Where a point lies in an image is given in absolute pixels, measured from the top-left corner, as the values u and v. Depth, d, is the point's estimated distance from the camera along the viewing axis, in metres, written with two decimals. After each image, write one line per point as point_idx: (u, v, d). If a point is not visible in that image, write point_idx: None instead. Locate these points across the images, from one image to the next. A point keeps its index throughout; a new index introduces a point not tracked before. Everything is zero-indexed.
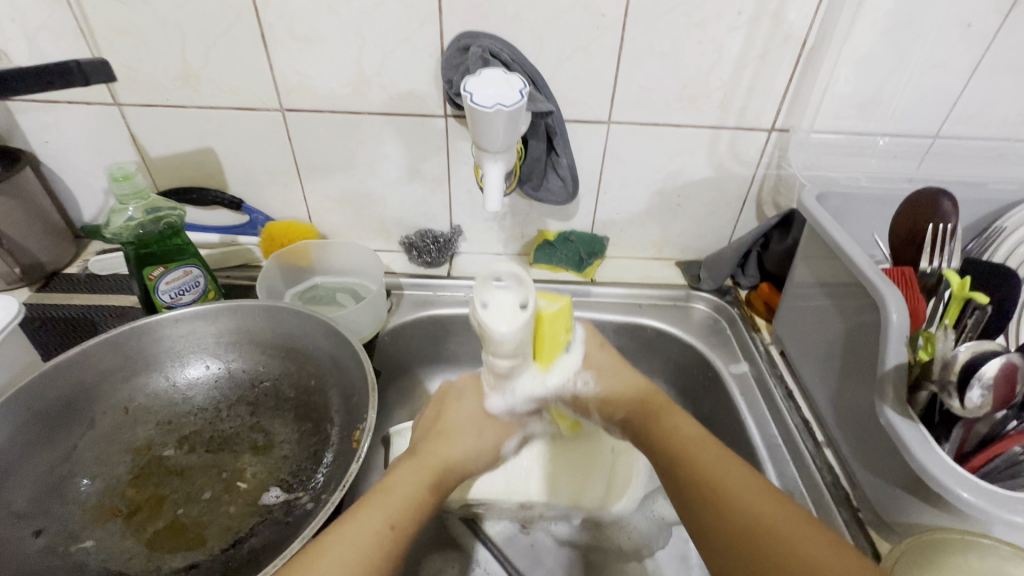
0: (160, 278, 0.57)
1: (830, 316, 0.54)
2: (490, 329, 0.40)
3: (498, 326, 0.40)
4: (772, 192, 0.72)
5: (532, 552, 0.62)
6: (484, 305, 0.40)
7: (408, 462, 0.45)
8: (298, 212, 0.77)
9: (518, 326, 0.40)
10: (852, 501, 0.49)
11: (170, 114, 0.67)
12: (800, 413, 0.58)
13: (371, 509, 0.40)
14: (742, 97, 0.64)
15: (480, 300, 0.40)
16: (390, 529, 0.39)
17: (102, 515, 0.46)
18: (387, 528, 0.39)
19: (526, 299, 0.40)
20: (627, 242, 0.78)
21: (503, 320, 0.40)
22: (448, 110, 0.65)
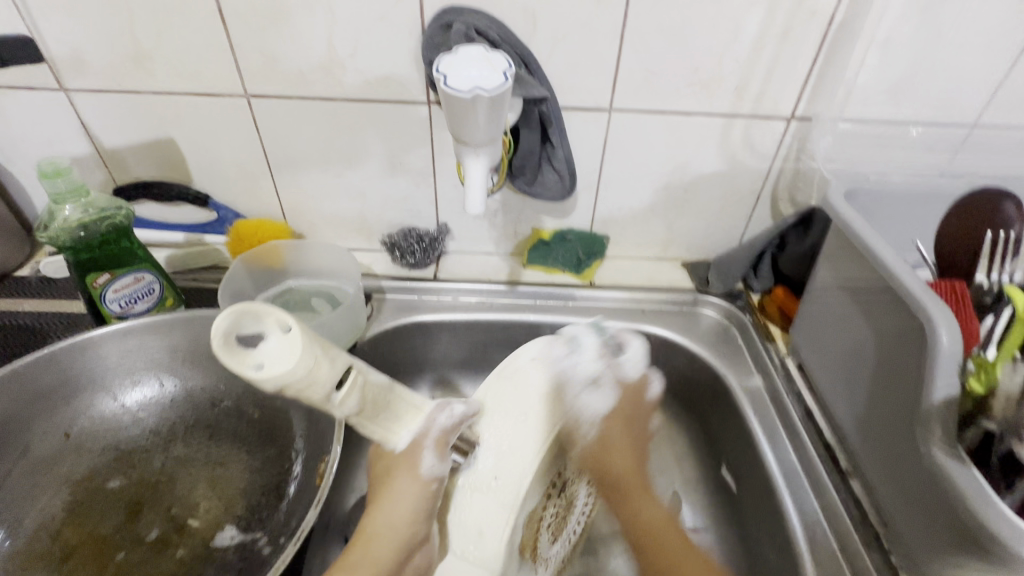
0: (105, 285, 0.51)
1: (856, 325, 0.48)
2: (286, 378, 0.24)
3: (293, 365, 0.24)
4: (789, 187, 0.66)
5: None
6: (254, 364, 0.24)
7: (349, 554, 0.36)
8: (271, 208, 0.71)
9: (310, 346, 0.25)
10: (883, 543, 0.44)
11: (123, 101, 0.60)
12: (822, 437, 0.52)
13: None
14: (759, 82, 0.57)
15: (247, 364, 0.24)
16: None
17: (31, 560, 0.41)
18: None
19: (281, 321, 0.25)
20: (630, 241, 0.72)
21: (288, 360, 0.24)
22: (431, 96, 0.59)
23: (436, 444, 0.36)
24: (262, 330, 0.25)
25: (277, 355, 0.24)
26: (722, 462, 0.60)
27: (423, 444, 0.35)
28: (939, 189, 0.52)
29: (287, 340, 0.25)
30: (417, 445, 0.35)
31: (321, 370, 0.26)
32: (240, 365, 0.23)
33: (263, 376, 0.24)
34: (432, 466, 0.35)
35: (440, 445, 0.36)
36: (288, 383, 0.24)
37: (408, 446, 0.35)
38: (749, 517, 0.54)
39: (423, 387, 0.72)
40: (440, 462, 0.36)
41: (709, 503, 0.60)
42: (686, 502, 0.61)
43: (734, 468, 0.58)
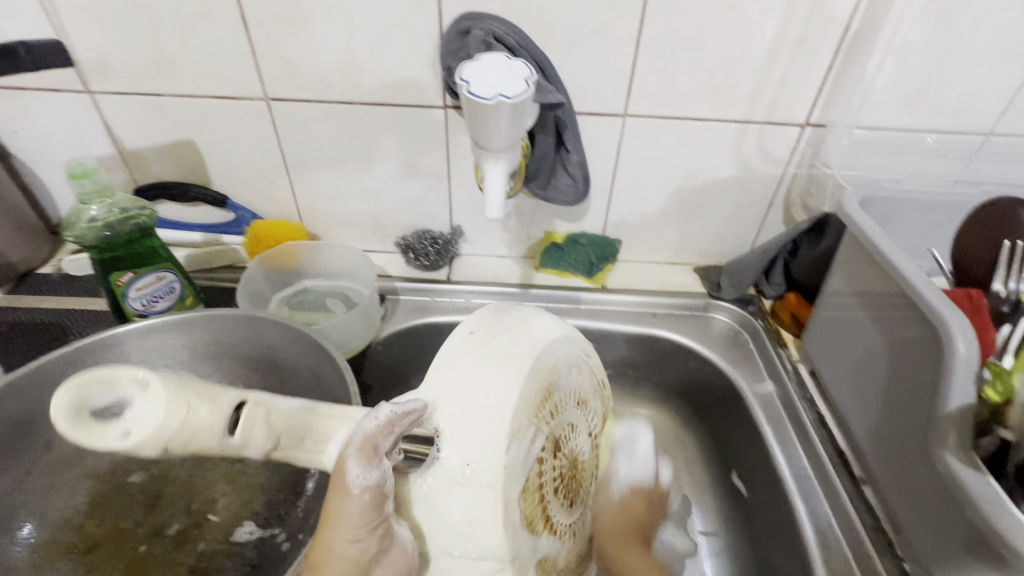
0: (128, 284, 0.52)
1: (869, 332, 0.48)
2: (156, 438, 0.23)
3: (160, 423, 0.23)
4: (802, 193, 0.66)
5: None
6: (117, 433, 0.23)
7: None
8: (288, 209, 0.72)
9: (176, 398, 0.24)
10: (896, 551, 0.44)
11: (146, 103, 0.62)
12: (834, 443, 0.52)
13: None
14: (774, 89, 0.57)
15: (110, 437, 0.23)
16: None
17: (55, 551, 0.42)
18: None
19: (136, 380, 0.24)
20: (642, 245, 0.72)
21: (153, 419, 0.23)
22: (447, 100, 0.60)
23: (363, 454, 0.29)
24: (120, 394, 0.24)
25: (141, 417, 0.23)
26: (732, 467, 0.60)
27: (343, 454, 0.29)
28: (954, 197, 0.52)
29: (149, 398, 0.24)
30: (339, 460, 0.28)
31: (194, 421, 0.24)
32: (103, 440, 0.23)
33: (131, 442, 0.23)
34: (357, 479, 0.28)
35: (369, 453, 0.29)
36: (160, 441, 0.23)
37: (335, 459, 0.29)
38: (760, 522, 0.54)
39: None
40: (369, 473, 0.28)
41: (719, 507, 0.60)
42: (697, 505, 0.62)
43: (744, 473, 0.58)
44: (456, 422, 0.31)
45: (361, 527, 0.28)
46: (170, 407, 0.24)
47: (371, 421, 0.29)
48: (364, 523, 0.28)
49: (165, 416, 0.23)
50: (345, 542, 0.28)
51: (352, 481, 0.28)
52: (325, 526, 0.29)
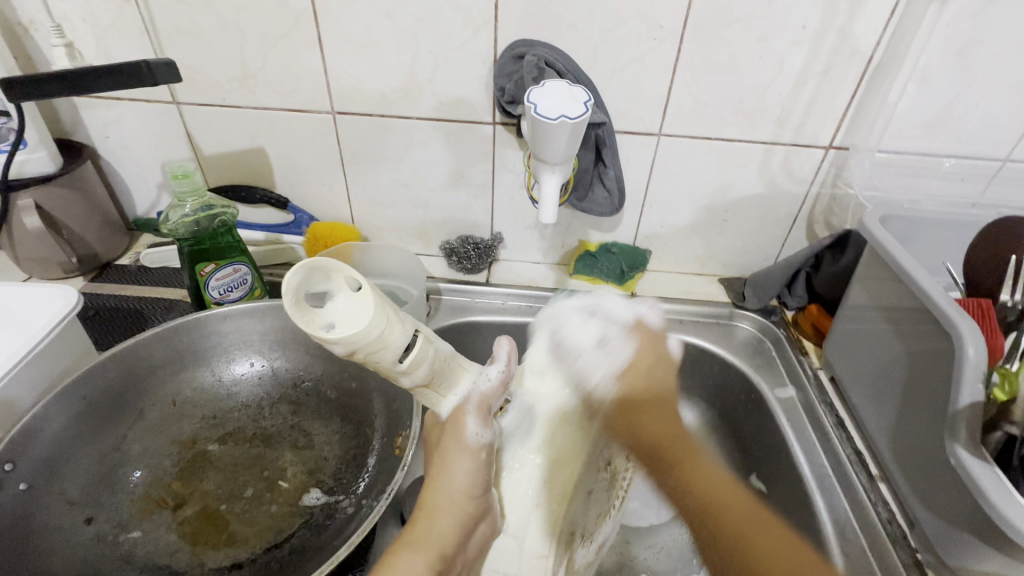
0: (211, 274, 0.58)
1: (890, 341, 0.51)
2: (351, 337, 0.28)
3: (360, 327, 0.28)
4: (825, 211, 0.70)
5: None
6: (328, 322, 0.28)
7: (414, 536, 0.36)
8: (342, 213, 0.78)
9: (378, 311, 0.29)
10: (911, 541, 0.47)
11: (225, 114, 0.68)
12: (852, 444, 0.55)
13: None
14: (800, 114, 0.62)
15: (319, 325, 0.28)
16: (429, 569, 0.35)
17: (148, 506, 0.47)
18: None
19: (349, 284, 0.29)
20: (670, 256, 0.77)
21: (356, 322, 0.28)
22: (497, 117, 0.65)
23: (477, 410, 0.38)
24: (331, 286, 0.29)
25: (343, 317, 0.28)
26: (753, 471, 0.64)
27: (465, 410, 0.38)
28: (969, 218, 0.56)
29: (359, 302, 0.29)
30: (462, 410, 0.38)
31: (380, 335, 0.29)
32: (314, 326, 0.27)
33: (332, 336, 0.28)
34: (476, 433, 0.38)
35: (483, 410, 0.39)
36: (352, 342, 0.28)
37: (452, 411, 0.38)
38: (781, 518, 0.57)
39: None
40: (482, 428, 0.38)
41: None
42: None
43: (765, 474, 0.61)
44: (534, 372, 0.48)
45: (477, 480, 0.38)
46: (370, 318, 0.28)
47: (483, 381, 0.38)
48: (478, 478, 0.38)
49: (366, 325, 0.28)
50: (463, 492, 0.38)
51: (471, 434, 0.38)
52: (443, 477, 0.38)
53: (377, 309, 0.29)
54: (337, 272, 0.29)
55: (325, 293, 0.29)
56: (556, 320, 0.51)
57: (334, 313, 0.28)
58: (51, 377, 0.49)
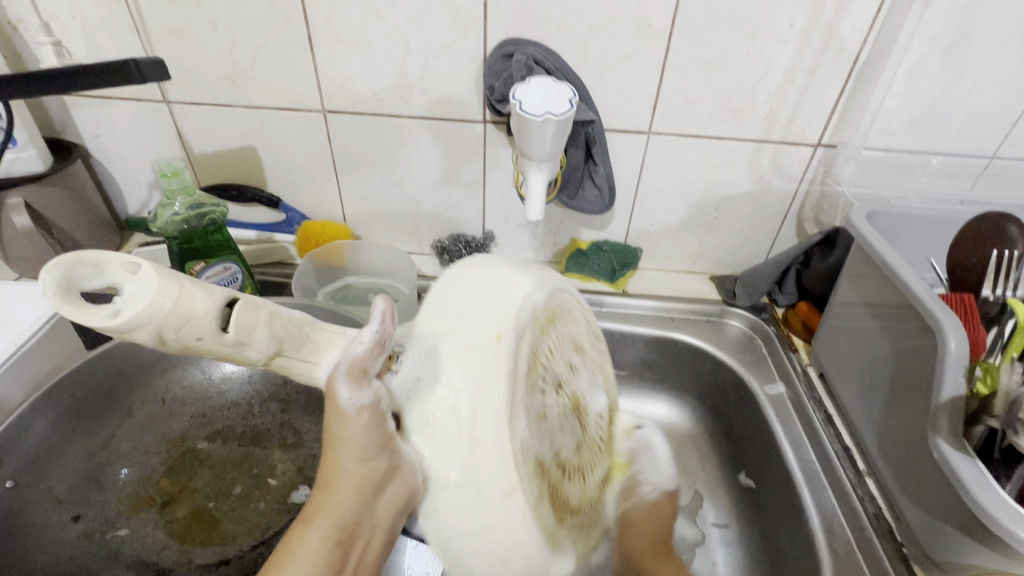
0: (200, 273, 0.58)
1: (876, 337, 0.52)
2: (142, 320, 0.22)
3: (147, 301, 0.22)
4: (814, 208, 0.70)
5: None
6: (106, 312, 0.22)
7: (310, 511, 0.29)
8: (334, 211, 0.78)
9: (163, 278, 0.23)
10: (896, 535, 0.47)
11: (216, 113, 0.68)
12: (840, 439, 0.56)
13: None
14: (789, 111, 0.62)
15: (100, 315, 0.22)
16: (328, 538, 0.29)
17: (136, 503, 0.47)
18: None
19: (128, 264, 0.23)
20: (661, 254, 0.77)
21: (143, 300, 0.22)
22: (487, 115, 0.65)
23: (351, 375, 0.29)
24: (107, 276, 0.23)
25: (133, 297, 0.22)
26: (741, 469, 0.64)
27: (334, 371, 0.29)
28: (955, 215, 0.56)
29: (139, 282, 0.23)
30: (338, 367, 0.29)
31: (191, 317, 0.23)
32: (93, 317, 0.21)
33: (120, 323, 0.22)
34: (349, 400, 0.29)
35: (355, 371, 0.29)
36: (141, 325, 0.22)
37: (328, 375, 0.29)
38: (769, 513, 0.58)
39: None
40: (359, 393, 0.29)
41: (731, 502, 0.64)
42: (709, 497, 0.65)
43: (754, 470, 0.62)
44: (451, 306, 0.33)
45: (370, 442, 0.29)
46: (164, 294, 0.22)
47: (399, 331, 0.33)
48: (369, 440, 0.29)
49: (151, 305, 0.22)
50: (357, 455, 0.29)
51: (343, 400, 0.29)
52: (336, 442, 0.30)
53: (172, 279, 0.23)
54: (113, 258, 0.23)
55: (109, 285, 0.23)
56: (473, 264, 0.36)
57: (119, 301, 0.22)
58: (29, 383, 0.48)
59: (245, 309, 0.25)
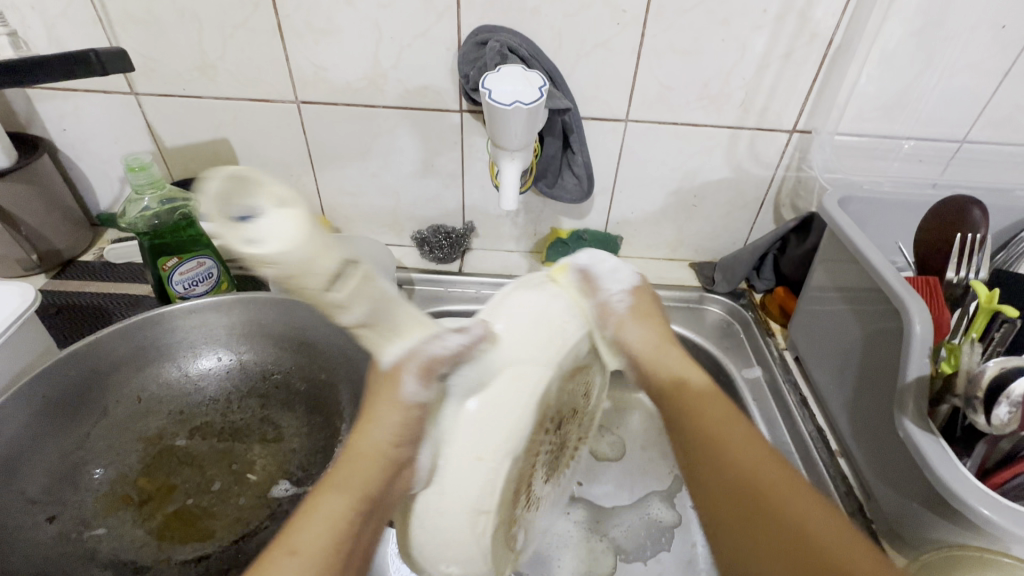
0: (173, 269, 0.57)
1: (847, 321, 0.53)
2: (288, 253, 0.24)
3: (295, 236, 0.24)
4: (790, 194, 0.71)
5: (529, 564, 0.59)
6: (243, 237, 0.23)
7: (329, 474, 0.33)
8: (312, 204, 0.77)
9: (307, 228, 0.24)
10: (865, 513, 0.48)
11: (186, 104, 0.67)
12: (814, 421, 0.57)
13: (282, 534, 0.30)
14: (764, 97, 0.62)
15: (239, 237, 0.24)
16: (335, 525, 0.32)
17: (113, 503, 0.47)
18: (293, 550, 0.29)
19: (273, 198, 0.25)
20: (641, 241, 0.77)
21: (286, 239, 0.24)
22: (463, 105, 0.65)
23: (422, 369, 0.32)
24: (254, 201, 0.24)
25: (271, 230, 0.24)
26: None
27: (407, 363, 0.32)
28: (925, 198, 0.57)
29: (279, 212, 0.24)
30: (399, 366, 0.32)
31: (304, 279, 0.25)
32: (232, 240, 0.23)
33: (262, 253, 0.23)
34: (413, 393, 0.32)
35: (426, 371, 0.32)
36: (283, 266, 0.24)
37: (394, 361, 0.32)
38: None
39: None
40: (423, 388, 0.32)
41: None
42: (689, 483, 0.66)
43: None
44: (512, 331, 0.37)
45: (405, 424, 0.33)
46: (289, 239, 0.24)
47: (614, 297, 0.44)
48: (406, 423, 0.33)
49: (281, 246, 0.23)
50: (385, 435, 0.33)
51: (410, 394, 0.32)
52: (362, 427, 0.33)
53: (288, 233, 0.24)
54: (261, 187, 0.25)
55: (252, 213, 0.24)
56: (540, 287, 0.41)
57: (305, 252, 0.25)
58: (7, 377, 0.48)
59: (359, 289, 0.28)
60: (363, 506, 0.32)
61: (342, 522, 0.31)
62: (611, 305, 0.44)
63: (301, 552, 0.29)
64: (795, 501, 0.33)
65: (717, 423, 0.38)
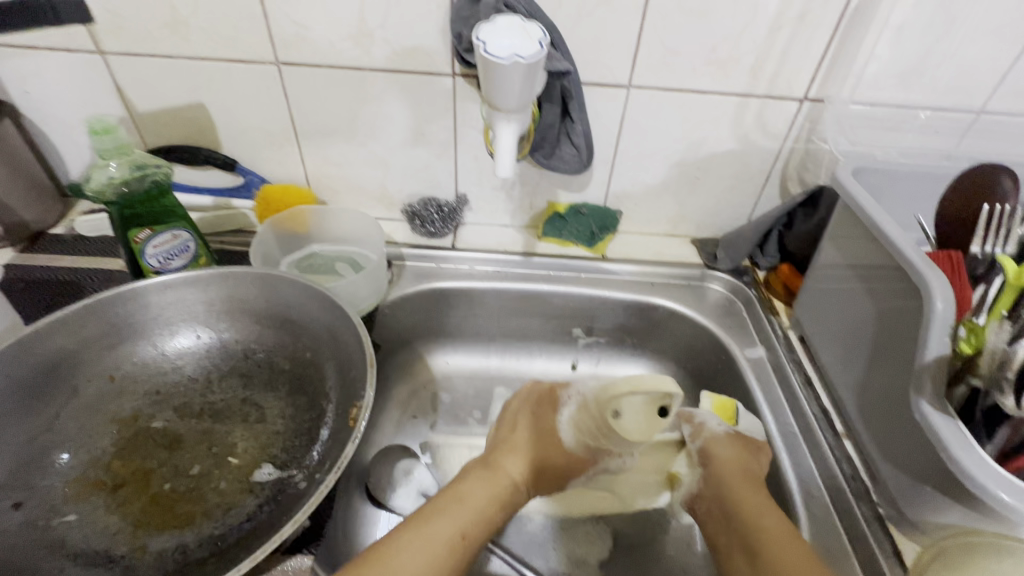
0: (146, 241, 0.54)
1: (859, 300, 0.51)
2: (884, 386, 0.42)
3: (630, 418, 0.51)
4: (798, 167, 0.68)
5: (521, 548, 0.58)
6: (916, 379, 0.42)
7: (490, 480, 0.50)
8: (296, 174, 0.73)
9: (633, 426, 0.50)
10: (874, 496, 0.47)
11: (157, 64, 0.62)
12: (819, 402, 0.55)
13: (447, 519, 0.44)
14: (775, 63, 0.59)
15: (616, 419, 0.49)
16: (462, 537, 0.44)
17: (85, 487, 0.44)
18: (460, 538, 0.44)
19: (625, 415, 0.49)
20: (642, 216, 0.74)
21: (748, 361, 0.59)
22: (456, 68, 0.61)
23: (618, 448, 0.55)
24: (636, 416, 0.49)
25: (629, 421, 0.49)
26: None
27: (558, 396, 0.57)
28: (942, 170, 0.54)
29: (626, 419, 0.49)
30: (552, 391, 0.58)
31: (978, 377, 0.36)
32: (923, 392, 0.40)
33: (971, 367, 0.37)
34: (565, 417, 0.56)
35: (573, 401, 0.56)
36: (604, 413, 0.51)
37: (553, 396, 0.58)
38: None
39: (438, 353, 0.75)
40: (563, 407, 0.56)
41: None
42: None
43: None
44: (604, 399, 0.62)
45: (551, 445, 0.54)
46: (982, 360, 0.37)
47: (712, 421, 0.54)
48: (542, 447, 0.54)
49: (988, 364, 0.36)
50: (529, 458, 0.53)
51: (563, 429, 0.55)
52: (518, 450, 0.53)
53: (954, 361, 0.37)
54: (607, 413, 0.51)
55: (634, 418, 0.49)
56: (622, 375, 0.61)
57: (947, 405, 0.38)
58: None
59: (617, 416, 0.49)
60: (523, 490, 0.52)
61: (481, 512, 0.46)
62: (706, 425, 0.54)
63: (466, 533, 0.44)
64: (768, 516, 0.44)
65: (751, 492, 0.47)
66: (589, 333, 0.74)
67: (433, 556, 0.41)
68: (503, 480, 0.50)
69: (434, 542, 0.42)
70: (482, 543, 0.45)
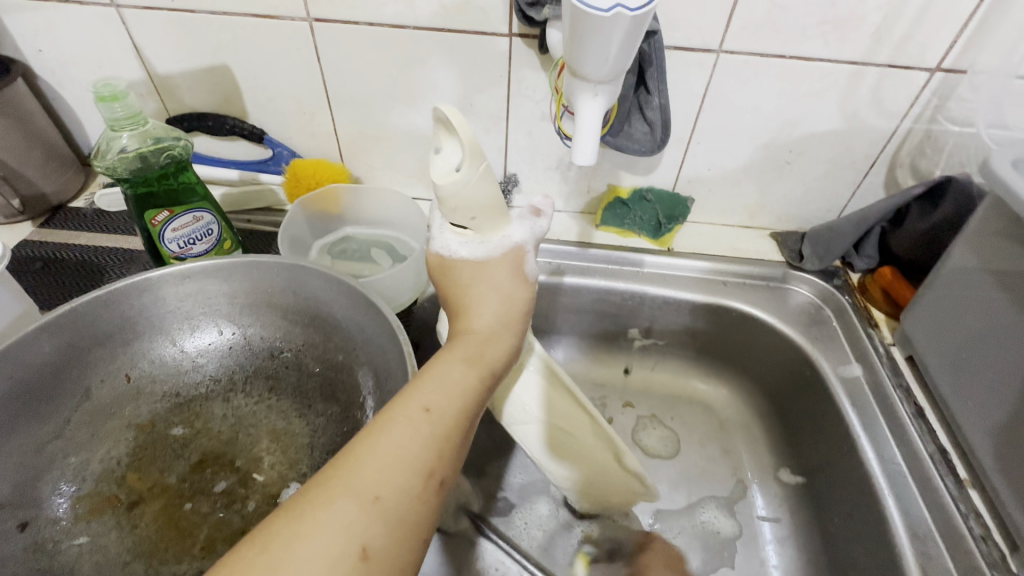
0: (164, 224, 0.48)
1: (1008, 321, 0.42)
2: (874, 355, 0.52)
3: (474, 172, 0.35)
4: (913, 152, 0.57)
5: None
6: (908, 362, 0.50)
7: (451, 349, 0.36)
8: (329, 147, 0.65)
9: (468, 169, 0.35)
10: (1011, 565, 0.40)
11: (177, 20, 0.55)
12: (935, 439, 0.47)
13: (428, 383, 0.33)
14: (908, 22, 0.48)
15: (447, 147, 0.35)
16: (426, 412, 0.31)
17: (99, 504, 0.40)
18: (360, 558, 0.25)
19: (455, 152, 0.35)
20: (715, 205, 0.65)
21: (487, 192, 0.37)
22: (514, 25, 0.52)
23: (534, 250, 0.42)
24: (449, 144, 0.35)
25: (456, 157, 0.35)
26: (785, 465, 0.59)
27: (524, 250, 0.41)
28: None
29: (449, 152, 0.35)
30: (522, 250, 0.41)
31: None
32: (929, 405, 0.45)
33: None
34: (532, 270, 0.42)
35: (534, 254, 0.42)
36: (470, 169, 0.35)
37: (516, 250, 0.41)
38: (834, 516, 0.51)
39: None
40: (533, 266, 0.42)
41: (784, 490, 0.58)
42: (756, 488, 0.59)
43: (813, 459, 0.55)
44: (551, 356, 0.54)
45: (510, 304, 0.39)
46: None
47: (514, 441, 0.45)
48: (508, 301, 0.40)
49: None
50: (493, 313, 0.39)
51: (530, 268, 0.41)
52: (477, 304, 0.39)
53: None
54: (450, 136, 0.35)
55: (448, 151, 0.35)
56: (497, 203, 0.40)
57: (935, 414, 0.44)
58: None
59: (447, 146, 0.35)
60: (508, 331, 0.39)
61: (468, 383, 0.34)
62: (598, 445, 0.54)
63: (434, 404, 0.32)
64: None
65: None
66: (647, 333, 0.66)
67: (452, 396, 0.32)
68: (473, 343, 0.36)
69: (438, 383, 0.33)
70: (456, 441, 0.31)
